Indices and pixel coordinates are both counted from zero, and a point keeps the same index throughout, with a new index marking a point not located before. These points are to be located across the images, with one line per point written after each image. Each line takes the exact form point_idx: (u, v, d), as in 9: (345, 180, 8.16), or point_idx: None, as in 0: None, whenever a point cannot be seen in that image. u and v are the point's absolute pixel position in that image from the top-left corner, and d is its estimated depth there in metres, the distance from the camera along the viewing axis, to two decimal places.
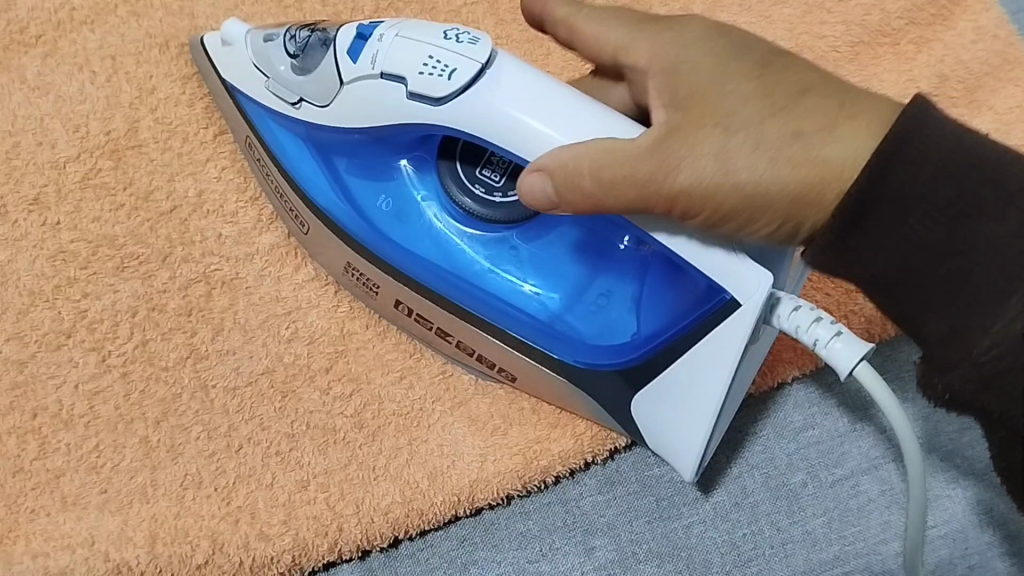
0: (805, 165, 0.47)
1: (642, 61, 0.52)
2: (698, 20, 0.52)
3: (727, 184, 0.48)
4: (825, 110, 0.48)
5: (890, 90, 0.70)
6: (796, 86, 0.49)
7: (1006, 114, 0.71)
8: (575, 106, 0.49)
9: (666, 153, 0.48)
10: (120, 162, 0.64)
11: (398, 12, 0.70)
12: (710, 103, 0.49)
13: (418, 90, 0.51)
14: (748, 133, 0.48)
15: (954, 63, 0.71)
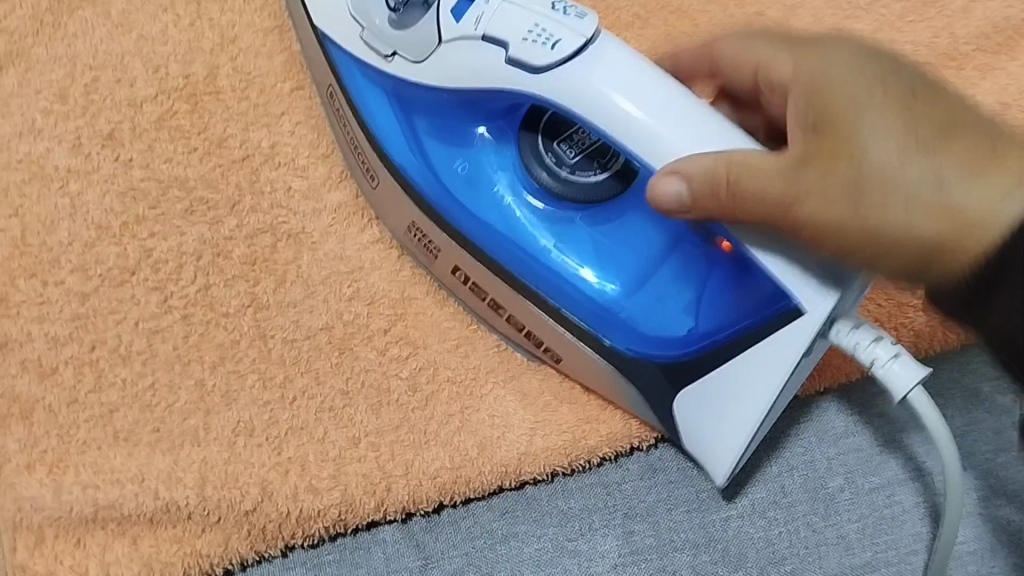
0: (940, 213, 0.46)
1: (788, 76, 0.51)
2: (860, 43, 0.50)
3: (873, 220, 0.47)
4: (976, 151, 0.46)
5: None
6: (948, 122, 0.47)
7: None
8: (683, 98, 0.49)
9: (803, 186, 0.47)
10: (196, 106, 0.64)
11: None
12: (842, 144, 0.47)
13: (522, 59, 0.51)
14: (892, 168, 0.47)
15: (1016, 92, 0.72)
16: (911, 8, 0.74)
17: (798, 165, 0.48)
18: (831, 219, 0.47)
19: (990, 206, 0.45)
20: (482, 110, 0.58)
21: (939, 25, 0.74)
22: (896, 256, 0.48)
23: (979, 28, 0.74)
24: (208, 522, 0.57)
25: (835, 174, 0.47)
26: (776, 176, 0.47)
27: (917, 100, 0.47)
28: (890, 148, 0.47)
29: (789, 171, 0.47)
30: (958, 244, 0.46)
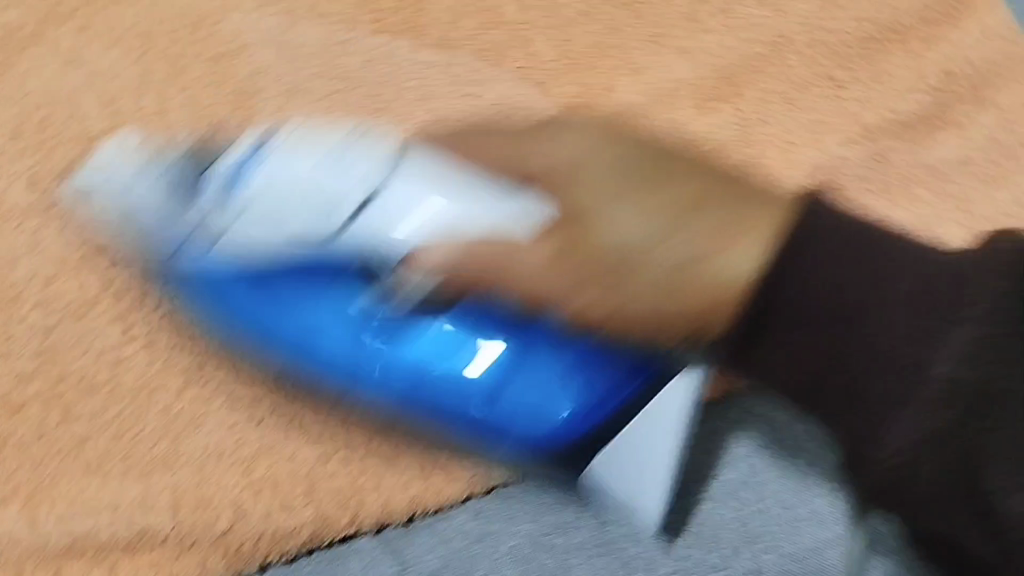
0: (686, 305, 0.58)
1: (559, 163, 0.63)
2: (604, 135, 0.66)
3: (631, 300, 0.58)
4: (711, 223, 0.60)
5: (896, 86, 0.72)
6: (687, 206, 0.61)
7: (1010, 111, 0.72)
8: (475, 208, 0.60)
9: (571, 276, 0.58)
10: (149, 135, 0.65)
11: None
12: (605, 248, 0.59)
13: (322, 179, 0.61)
14: (648, 236, 0.60)
15: (962, 62, 0.73)
16: None
17: (559, 254, 0.59)
18: (603, 306, 0.58)
19: (737, 265, 0.58)
20: (299, 279, 0.60)
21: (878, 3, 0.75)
22: (665, 324, 0.58)
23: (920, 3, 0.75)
24: (182, 547, 0.58)
25: (621, 269, 0.59)
26: (552, 267, 0.58)
27: (651, 178, 0.63)
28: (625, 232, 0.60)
29: (552, 266, 0.58)
30: (697, 305, 0.57)
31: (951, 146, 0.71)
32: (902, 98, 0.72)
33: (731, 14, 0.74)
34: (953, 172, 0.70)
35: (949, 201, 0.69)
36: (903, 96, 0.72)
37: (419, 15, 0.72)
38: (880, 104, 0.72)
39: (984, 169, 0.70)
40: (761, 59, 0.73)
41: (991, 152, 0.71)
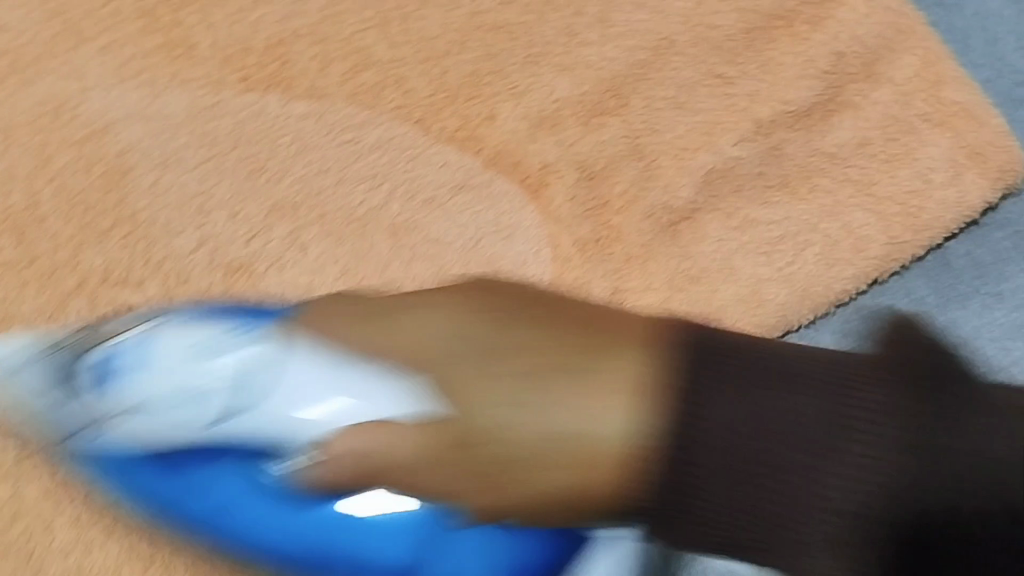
0: (565, 468, 0.40)
1: (409, 337, 0.44)
2: (487, 284, 0.46)
3: (518, 447, 0.40)
4: (571, 373, 0.41)
5: (786, 73, 0.70)
6: (531, 341, 0.42)
7: (904, 84, 0.70)
8: (326, 377, 0.44)
9: (458, 477, 0.41)
10: (21, 239, 0.61)
11: (291, 45, 0.68)
12: (485, 435, 0.41)
13: (189, 377, 0.46)
14: (547, 445, 0.40)
15: (849, 40, 0.71)
16: None
17: (424, 432, 0.42)
18: (490, 503, 0.41)
19: (602, 429, 0.40)
20: (200, 459, 0.48)
21: None
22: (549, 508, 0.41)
23: None
24: None
25: (475, 446, 0.41)
26: (415, 455, 0.42)
27: (539, 303, 0.44)
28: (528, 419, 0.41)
29: (437, 469, 0.42)
30: (568, 481, 0.40)
31: (847, 128, 0.69)
32: (793, 85, 0.70)
33: (609, 22, 0.70)
34: (853, 157, 0.69)
35: (851, 186, 0.68)
36: (795, 83, 0.70)
37: (286, 68, 0.67)
38: (773, 96, 0.69)
39: (885, 149, 0.69)
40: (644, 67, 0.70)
41: (890, 130, 0.69)
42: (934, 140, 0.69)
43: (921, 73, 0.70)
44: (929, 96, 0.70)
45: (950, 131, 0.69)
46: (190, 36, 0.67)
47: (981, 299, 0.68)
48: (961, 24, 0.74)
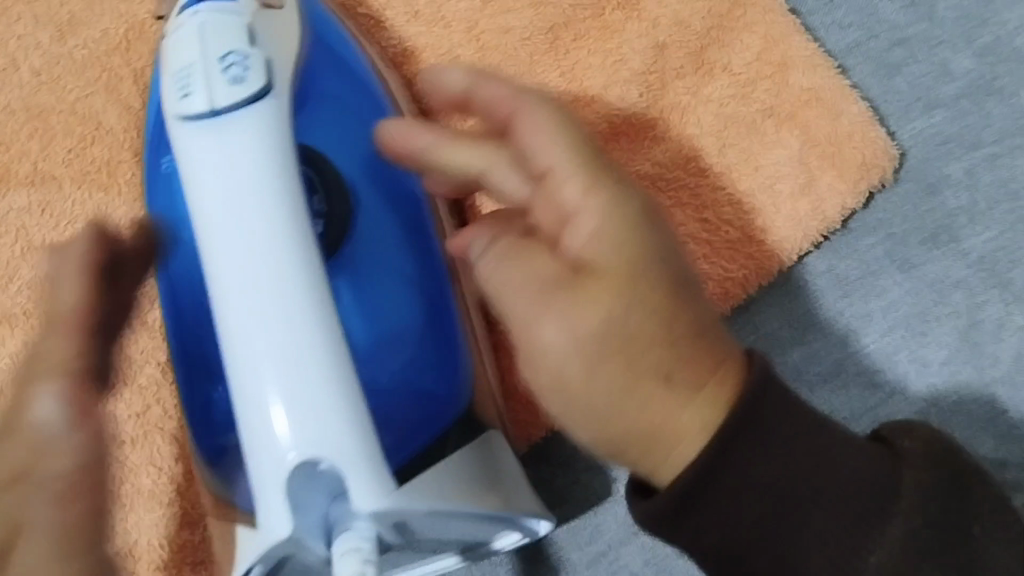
0: (630, 406, 0.42)
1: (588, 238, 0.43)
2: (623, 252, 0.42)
3: (674, 460, 0.42)
4: (664, 395, 0.42)
5: (596, 79, 0.58)
6: (662, 331, 0.42)
7: (744, 72, 0.58)
8: (273, 243, 0.42)
9: (571, 346, 0.42)
10: None
11: (5, 128, 0.58)
12: (591, 290, 0.42)
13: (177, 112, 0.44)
14: (632, 408, 0.42)
15: (671, 25, 0.58)
16: None
17: (604, 327, 0.42)
18: (567, 403, 0.43)
19: (679, 452, 0.42)
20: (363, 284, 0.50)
21: None
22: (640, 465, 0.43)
23: None
24: None
25: (625, 355, 0.42)
26: (563, 329, 0.42)
27: (668, 338, 0.42)
28: (572, 337, 0.42)
29: (603, 356, 0.42)
30: (649, 457, 0.43)
31: (673, 138, 0.57)
32: (604, 93, 0.58)
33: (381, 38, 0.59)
34: (685, 176, 0.57)
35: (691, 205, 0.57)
36: (610, 90, 0.58)
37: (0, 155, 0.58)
38: (578, 110, 0.57)
39: (722, 159, 0.57)
40: (416, 96, 0.58)
41: (728, 133, 0.57)
42: (779, 142, 0.57)
43: (764, 56, 0.58)
44: (772, 86, 0.58)
45: (798, 128, 0.57)
46: None
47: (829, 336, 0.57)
48: None
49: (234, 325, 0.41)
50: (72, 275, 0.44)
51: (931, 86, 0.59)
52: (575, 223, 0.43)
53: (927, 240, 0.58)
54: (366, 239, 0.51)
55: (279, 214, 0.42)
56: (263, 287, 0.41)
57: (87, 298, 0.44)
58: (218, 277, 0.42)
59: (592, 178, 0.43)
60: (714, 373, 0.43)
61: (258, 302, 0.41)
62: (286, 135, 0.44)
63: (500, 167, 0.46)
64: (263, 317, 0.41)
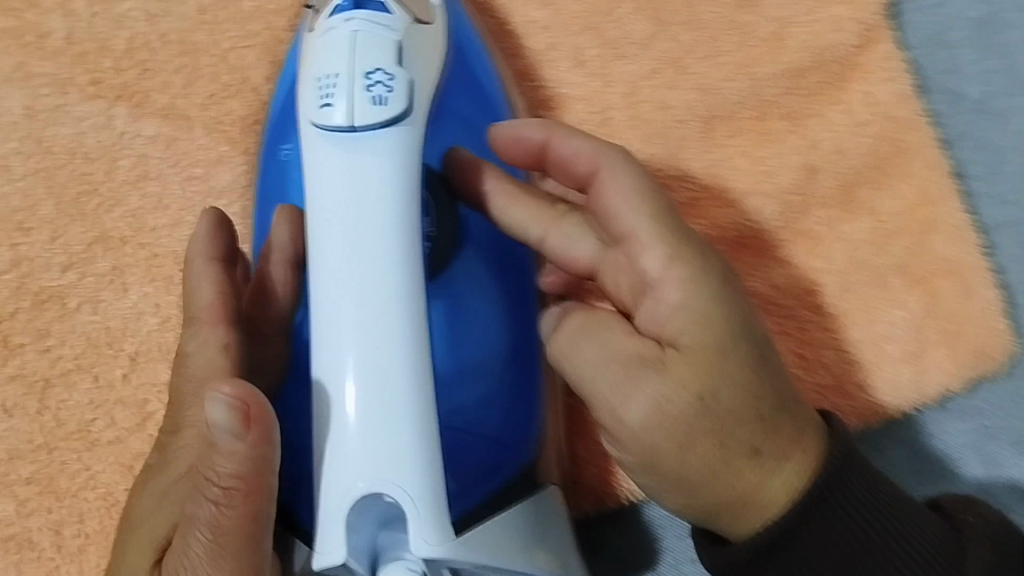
0: (714, 468, 0.40)
1: (672, 308, 0.40)
2: (705, 305, 0.40)
3: (763, 507, 0.40)
4: (750, 456, 0.40)
5: (738, 182, 0.56)
6: (751, 398, 0.39)
7: (889, 220, 0.56)
8: (383, 271, 0.41)
9: (653, 412, 0.39)
10: None
11: (154, 55, 0.58)
12: (676, 363, 0.39)
13: (314, 122, 0.43)
14: (713, 474, 0.40)
15: (830, 150, 0.57)
16: (702, 39, 0.58)
17: (686, 397, 0.39)
18: (645, 462, 0.40)
19: (769, 500, 0.40)
20: (460, 327, 0.49)
21: (733, 65, 0.58)
22: (722, 520, 0.41)
23: (787, 67, 0.58)
24: None
25: (702, 426, 0.39)
26: (638, 390, 0.39)
27: (759, 402, 0.40)
28: (658, 414, 0.39)
29: (686, 424, 0.39)
30: (734, 515, 0.40)
31: (796, 266, 0.56)
32: (743, 199, 0.56)
33: (539, 78, 0.58)
34: (797, 305, 0.55)
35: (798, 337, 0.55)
36: (751, 197, 0.56)
37: (143, 80, 0.57)
38: (713, 210, 0.56)
39: (839, 302, 0.55)
40: None
41: (855, 278, 0.56)
42: (902, 304, 0.55)
43: (913, 211, 0.56)
44: (912, 245, 0.56)
45: (926, 297, 0.55)
46: (44, 23, 0.58)
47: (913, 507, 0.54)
48: (998, 144, 0.58)
49: (328, 353, 0.41)
50: (205, 271, 0.46)
51: None
52: (658, 293, 0.40)
53: (1018, 443, 0.55)
54: (466, 272, 0.50)
55: (398, 238, 0.42)
56: (366, 318, 0.41)
57: (222, 293, 0.46)
58: (321, 301, 0.41)
59: (673, 246, 0.41)
60: (801, 446, 0.40)
61: (355, 334, 0.40)
62: (415, 165, 0.43)
63: (570, 225, 0.45)
64: (360, 349, 0.40)
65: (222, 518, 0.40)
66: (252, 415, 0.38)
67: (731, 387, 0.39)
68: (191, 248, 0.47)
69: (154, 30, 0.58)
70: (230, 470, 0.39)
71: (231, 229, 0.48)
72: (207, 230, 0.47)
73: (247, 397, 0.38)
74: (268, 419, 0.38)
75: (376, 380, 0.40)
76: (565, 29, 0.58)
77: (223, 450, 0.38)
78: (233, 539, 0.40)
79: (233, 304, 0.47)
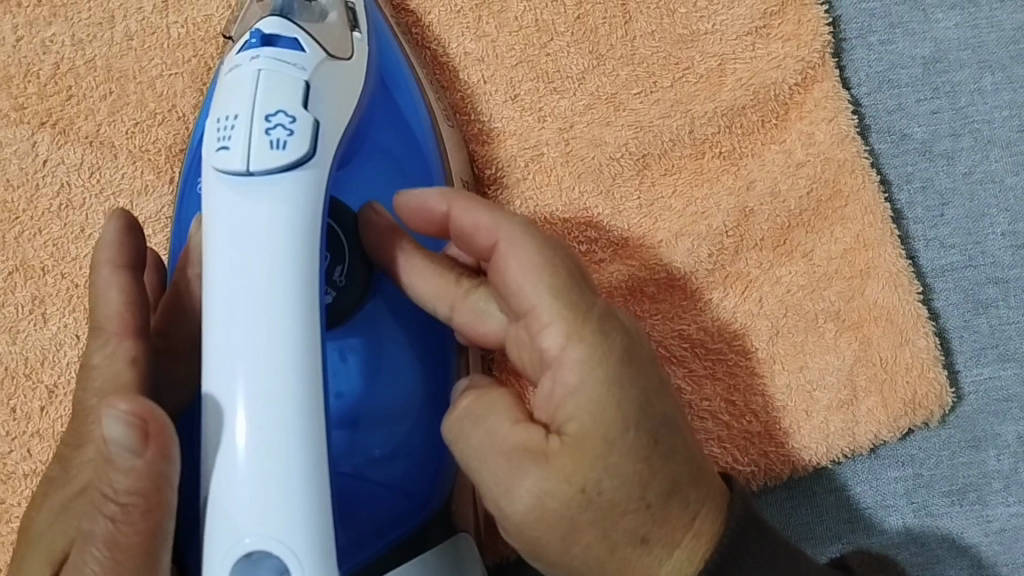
0: (603, 551, 0.40)
1: (566, 392, 0.40)
2: (597, 389, 0.39)
3: None
4: (639, 536, 0.40)
5: (670, 223, 0.55)
6: (639, 483, 0.39)
7: (823, 265, 0.55)
8: (272, 311, 0.39)
9: (539, 499, 0.39)
10: None
11: (80, 81, 0.57)
12: (563, 453, 0.39)
13: (212, 164, 0.41)
14: (601, 554, 0.40)
15: (765, 192, 0.55)
16: (640, 74, 0.57)
17: (568, 488, 0.39)
18: (534, 544, 0.41)
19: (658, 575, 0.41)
20: (369, 373, 0.49)
21: (669, 101, 0.56)
22: None
23: (726, 104, 0.56)
24: None
25: (589, 514, 0.39)
26: (522, 476, 0.40)
27: (647, 486, 0.40)
28: (539, 505, 0.39)
29: (572, 511, 0.39)
30: None
31: (726, 310, 0.55)
32: (675, 240, 0.55)
33: (472, 112, 0.57)
34: (728, 351, 0.54)
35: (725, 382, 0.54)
36: (682, 238, 0.55)
37: (68, 106, 0.57)
38: (643, 250, 0.55)
39: (769, 347, 0.54)
40: (485, 181, 0.57)
41: (786, 322, 0.54)
42: (833, 349, 0.54)
43: (848, 255, 0.55)
44: (846, 289, 0.55)
45: (858, 340, 0.54)
46: None
47: (840, 549, 0.54)
48: (942, 186, 0.57)
49: (219, 399, 0.38)
50: (112, 280, 0.42)
51: (1012, 338, 0.55)
52: (558, 374, 0.40)
53: (952, 493, 0.54)
54: (377, 319, 0.49)
55: (289, 278, 0.39)
56: (259, 362, 0.38)
57: (131, 305, 0.42)
58: (213, 340, 0.39)
59: (573, 324, 0.40)
60: (691, 527, 0.41)
61: (247, 378, 0.38)
62: (316, 206, 0.41)
63: (478, 300, 0.44)
64: (251, 394, 0.38)
65: (121, 535, 0.35)
66: (151, 431, 0.33)
67: (617, 476, 0.39)
68: (97, 255, 0.43)
69: (80, 56, 0.57)
70: (127, 488, 0.33)
71: (141, 233, 0.44)
72: (115, 237, 0.43)
73: (145, 410, 0.33)
74: (168, 433, 0.33)
75: (261, 422, 0.38)
76: (498, 61, 0.57)
77: (118, 466, 0.33)
78: (133, 561, 0.36)
79: (143, 314, 0.43)
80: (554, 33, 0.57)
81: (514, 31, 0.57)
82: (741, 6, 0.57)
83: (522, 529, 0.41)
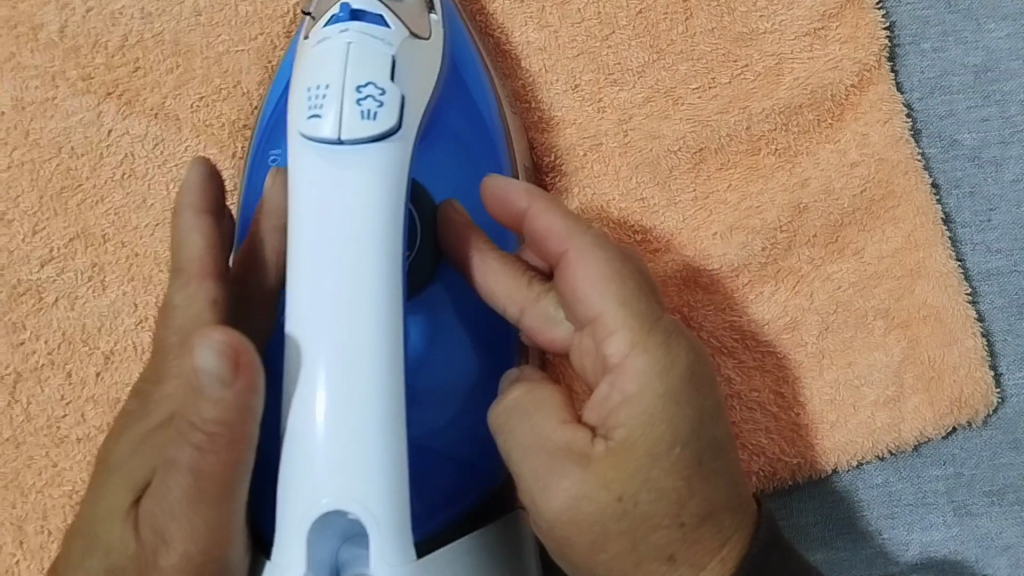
0: (625, 562, 0.41)
1: (624, 398, 0.41)
2: (657, 401, 0.40)
3: None
4: (663, 553, 0.41)
5: (725, 216, 0.56)
6: (676, 501, 0.40)
7: (873, 263, 0.56)
8: (352, 291, 0.39)
9: (573, 500, 0.40)
10: None
11: (148, 54, 0.58)
12: (611, 458, 0.40)
13: (302, 130, 0.42)
14: (624, 564, 0.41)
15: (819, 190, 0.56)
16: (699, 70, 0.58)
17: (603, 495, 0.40)
18: (560, 543, 0.42)
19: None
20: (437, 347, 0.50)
21: (727, 97, 0.57)
22: None
23: (782, 102, 0.57)
24: None
25: (618, 524, 0.40)
26: (561, 474, 0.41)
27: (682, 506, 0.41)
28: (574, 507, 0.40)
29: (602, 517, 0.40)
30: None
31: (777, 304, 0.55)
32: (731, 232, 0.56)
33: (531, 101, 0.58)
34: (779, 344, 0.55)
35: (774, 374, 0.55)
36: (736, 231, 0.56)
37: (135, 78, 0.57)
38: (697, 241, 0.56)
39: (819, 341, 0.55)
40: (544, 168, 0.57)
41: (835, 318, 0.55)
42: (882, 345, 0.55)
43: (899, 255, 0.56)
44: (896, 288, 0.56)
45: (906, 338, 0.55)
46: (38, 15, 0.58)
47: (882, 545, 0.54)
48: (989, 192, 0.58)
49: (301, 371, 0.39)
50: (196, 223, 0.45)
51: None
52: (617, 380, 0.41)
53: (992, 492, 0.55)
54: (446, 292, 0.51)
55: (375, 251, 0.40)
56: (342, 339, 0.39)
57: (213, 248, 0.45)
58: (297, 312, 0.40)
59: (639, 333, 0.41)
60: (720, 553, 0.42)
61: (330, 354, 0.39)
62: (399, 181, 0.42)
63: (546, 306, 0.45)
64: (333, 370, 0.38)
65: (205, 463, 0.37)
66: (242, 362, 0.35)
67: (655, 491, 0.40)
68: (180, 200, 0.46)
69: (149, 30, 0.58)
70: (215, 418, 0.36)
71: (219, 181, 0.47)
72: (198, 183, 0.46)
73: (239, 344, 0.35)
74: (256, 368, 0.35)
75: (338, 402, 0.38)
76: (560, 52, 0.58)
77: (209, 396, 0.35)
78: (212, 487, 0.38)
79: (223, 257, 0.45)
80: (615, 26, 0.58)
81: (577, 23, 0.58)
82: (800, 7, 0.58)
83: (556, 525, 0.41)
